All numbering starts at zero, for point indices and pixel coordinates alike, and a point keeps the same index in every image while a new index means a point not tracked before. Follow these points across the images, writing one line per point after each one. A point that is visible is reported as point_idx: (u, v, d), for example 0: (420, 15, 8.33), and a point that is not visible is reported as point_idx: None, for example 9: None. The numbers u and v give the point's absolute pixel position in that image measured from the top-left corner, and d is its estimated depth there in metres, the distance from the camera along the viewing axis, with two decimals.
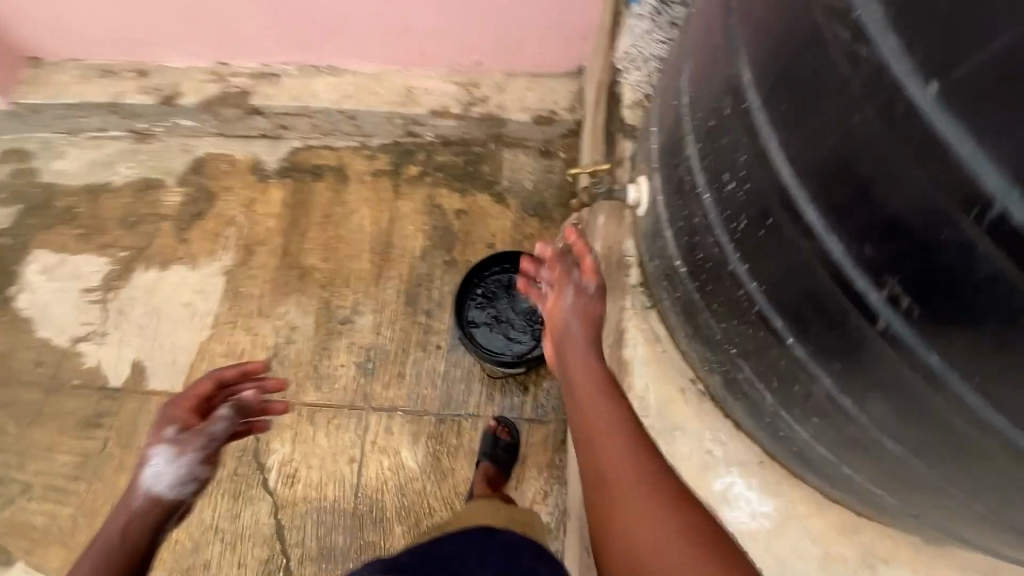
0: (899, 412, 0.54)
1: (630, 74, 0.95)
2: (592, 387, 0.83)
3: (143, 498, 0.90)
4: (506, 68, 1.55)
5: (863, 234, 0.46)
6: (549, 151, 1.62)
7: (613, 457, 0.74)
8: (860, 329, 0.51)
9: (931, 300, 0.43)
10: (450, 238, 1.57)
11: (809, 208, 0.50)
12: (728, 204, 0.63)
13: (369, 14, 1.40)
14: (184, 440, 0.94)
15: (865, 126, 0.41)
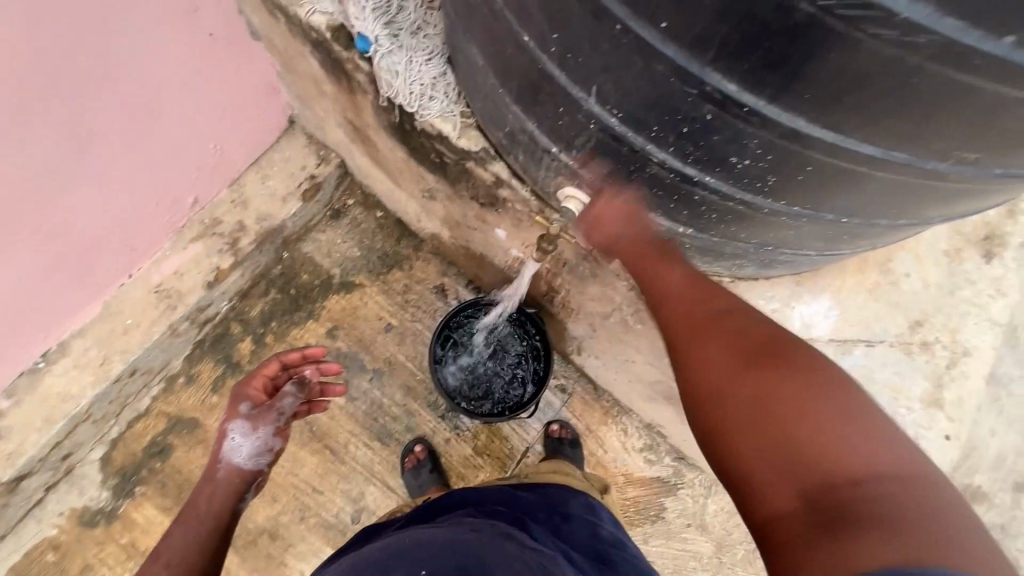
0: (935, 160, 0.43)
1: (430, 106, 0.81)
2: (690, 311, 0.60)
3: (224, 470, 0.89)
4: (223, 180, 1.25)
5: (813, 113, 0.40)
6: (339, 209, 1.42)
7: (763, 389, 0.51)
8: (845, 147, 0.42)
9: (900, 95, 0.36)
10: (350, 360, 1.37)
11: (754, 104, 0.42)
12: (642, 125, 0.51)
13: (34, 275, 0.99)
14: (258, 416, 0.90)
15: (781, 40, 0.36)
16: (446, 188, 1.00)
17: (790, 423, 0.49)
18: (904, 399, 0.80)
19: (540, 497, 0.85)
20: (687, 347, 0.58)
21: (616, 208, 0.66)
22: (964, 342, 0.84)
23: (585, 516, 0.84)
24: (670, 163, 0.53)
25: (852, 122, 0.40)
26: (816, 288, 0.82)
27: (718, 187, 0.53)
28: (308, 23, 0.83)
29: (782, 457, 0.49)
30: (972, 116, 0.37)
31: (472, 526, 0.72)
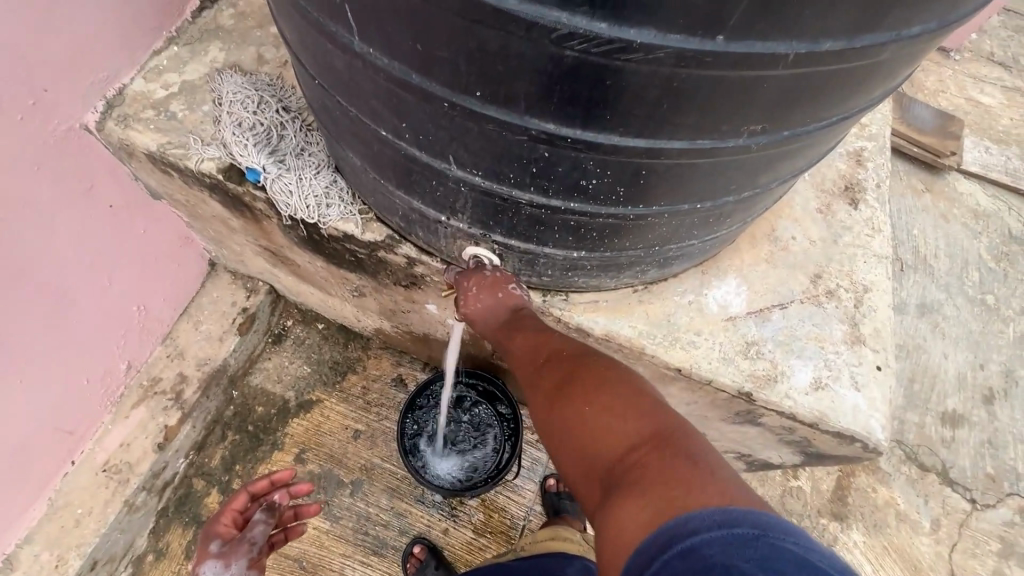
0: (735, 138, 0.51)
1: (329, 213, 0.86)
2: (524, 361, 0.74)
3: None
4: (156, 338, 1.24)
5: (622, 127, 0.48)
6: (282, 331, 1.44)
7: (562, 404, 0.65)
8: (659, 147, 0.50)
9: (675, 96, 0.44)
10: (326, 479, 1.32)
11: (573, 133, 0.49)
12: (500, 175, 0.58)
13: None
14: (228, 551, 0.88)
15: (567, 81, 0.44)
16: (370, 282, 1.05)
17: (589, 430, 0.60)
18: (831, 345, 0.86)
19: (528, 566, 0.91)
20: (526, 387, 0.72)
21: (514, 252, 0.72)
22: (863, 280, 0.92)
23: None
24: (536, 200, 0.60)
25: (654, 125, 0.48)
26: (720, 272, 0.89)
27: (582, 208, 0.60)
28: (198, 172, 0.89)
29: (586, 454, 0.60)
30: (737, 96, 0.45)
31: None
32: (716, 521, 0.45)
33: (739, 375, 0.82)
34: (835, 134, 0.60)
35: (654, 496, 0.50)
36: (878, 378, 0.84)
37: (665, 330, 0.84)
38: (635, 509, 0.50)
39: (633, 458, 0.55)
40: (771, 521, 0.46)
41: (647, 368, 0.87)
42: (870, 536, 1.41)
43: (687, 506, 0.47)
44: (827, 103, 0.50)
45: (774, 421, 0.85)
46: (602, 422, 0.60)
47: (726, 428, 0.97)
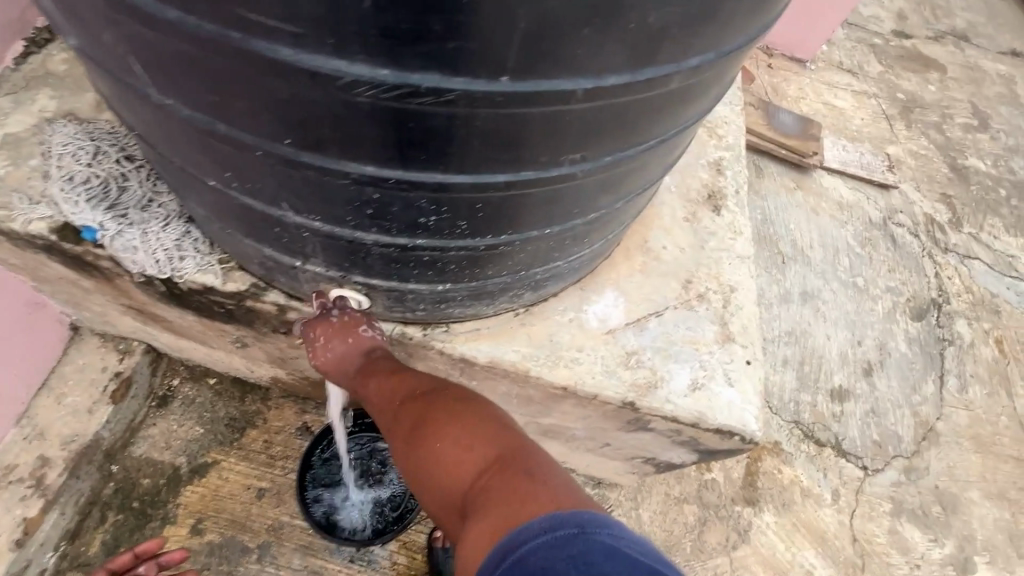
0: (557, 167, 0.52)
1: (185, 265, 0.80)
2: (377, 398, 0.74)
3: None
4: (7, 418, 1.10)
5: (441, 166, 0.48)
6: (167, 392, 1.31)
7: (413, 439, 0.67)
8: (484, 180, 0.51)
9: (481, 133, 0.45)
10: (229, 547, 1.22)
11: (394, 175, 0.48)
12: (338, 219, 0.56)
13: None
14: None
15: (370, 126, 0.43)
16: (249, 332, 0.98)
17: (437, 460, 0.65)
18: (704, 346, 0.90)
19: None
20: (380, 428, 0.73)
21: (379, 290, 0.70)
22: (729, 281, 0.99)
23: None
24: (382, 240, 0.59)
25: (472, 162, 0.48)
26: (598, 287, 0.92)
27: (430, 244, 0.60)
28: (26, 233, 0.80)
29: (438, 484, 0.65)
30: (544, 128, 0.46)
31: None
32: (545, 528, 0.52)
33: (623, 385, 0.85)
34: (663, 153, 0.63)
35: (498, 515, 0.55)
36: (749, 372, 0.90)
37: (548, 350, 0.85)
38: (477, 533, 0.56)
39: (478, 482, 0.61)
40: (591, 518, 0.53)
41: (537, 390, 0.87)
42: (780, 516, 1.49)
43: (522, 521, 0.53)
44: (636, 129, 0.53)
45: (662, 425, 0.88)
46: (447, 453, 0.64)
47: (625, 437, 0.99)
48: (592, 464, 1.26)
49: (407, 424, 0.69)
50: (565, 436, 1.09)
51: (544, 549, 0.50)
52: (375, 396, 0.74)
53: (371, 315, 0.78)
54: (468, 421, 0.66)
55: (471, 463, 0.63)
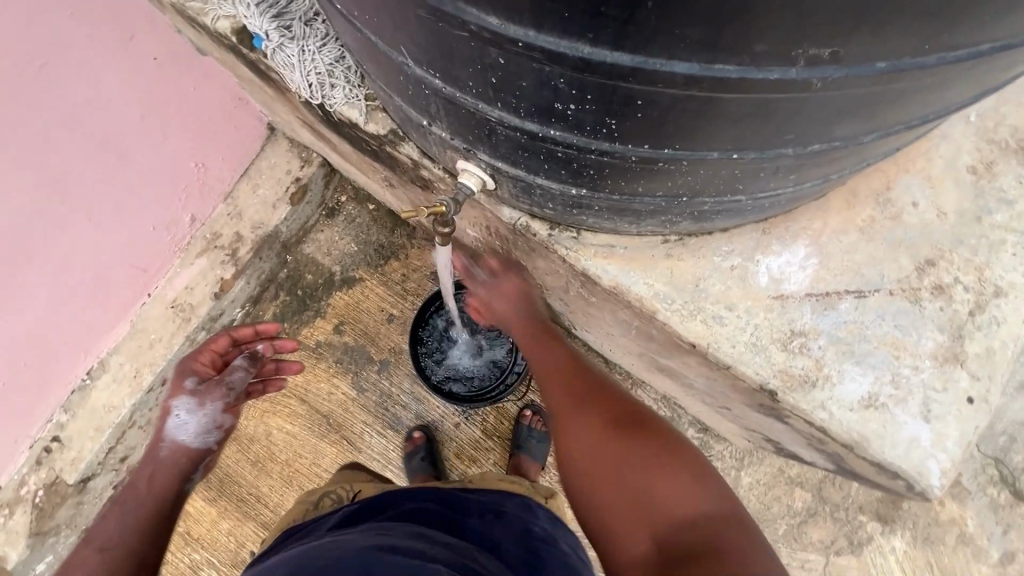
0: (781, 68, 0.32)
1: (334, 95, 0.76)
2: (560, 391, 0.80)
3: (168, 449, 0.89)
4: (217, 195, 1.30)
5: (594, 36, 0.32)
6: (335, 206, 1.45)
7: (635, 461, 0.68)
8: (653, 70, 0.33)
9: None
10: (359, 352, 1.40)
11: (526, 37, 0.34)
12: (459, 83, 0.44)
13: (59, 308, 1.10)
14: (207, 390, 0.94)
15: None
16: (393, 175, 0.97)
17: (636, 482, 0.66)
18: (910, 357, 0.65)
19: (476, 500, 0.89)
20: (569, 432, 0.74)
21: (504, 175, 0.59)
22: (997, 280, 0.67)
23: (519, 513, 0.87)
24: (508, 121, 0.46)
25: (641, 38, 0.31)
26: (788, 235, 0.69)
27: (566, 140, 0.45)
28: (214, 30, 0.81)
29: (633, 503, 0.65)
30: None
31: (381, 532, 0.71)
32: None
33: (770, 366, 0.67)
34: (989, 70, 0.37)
35: (718, 565, 0.54)
36: (964, 413, 0.64)
37: (687, 296, 0.68)
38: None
39: (692, 522, 0.60)
40: None
41: (660, 333, 0.74)
42: (914, 547, 1.24)
43: None
44: (957, 16, 0.29)
45: (802, 427, 0.70)
46: (662, 487, 0.64)
47: (750, 413, 0.83)
48: (704, 414, 1.13)
49: (614, 440, 0.70)
50: (681, 381, 0.96)
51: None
52: (561, 401, 0.79)
53: (497, 197, 0.68)
54: (685, 463, 0.67)
55: (671, 499, 0.63)
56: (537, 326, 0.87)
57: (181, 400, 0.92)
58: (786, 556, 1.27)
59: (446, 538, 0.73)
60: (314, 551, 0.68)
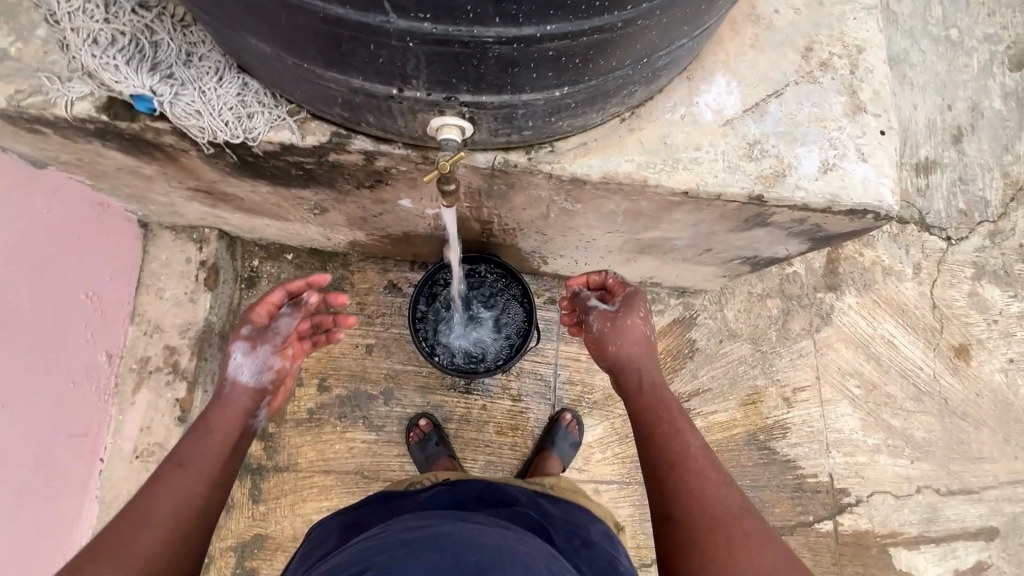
0: None
1: (255, 125, 0.72)
2: (698, 491, 0.76)
3: (227, 390, 0.82)
4: (121, 319, 1.14)
5: None
6: (253, 272, 1.32)
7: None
8: None
9: None
10: (357, 395, 1.33)
11: None
12: (456, 13, 0.45)
13: (13, 519, 0.91)
14: (263, 335, 0.85)
15: None
16: (330, 194, 0.92)
17: None
18: (832, 122, 0.80)
19: (567, 518, 0.88)
20: (697, 532, 0.73)
21: (488, 110, 0.61)
22: (855, 40, 0.84)
23: (604, 543, 0.86)
24: (506, 36, 0.48)
25: None
26: (706, 73, 0.80)
27: (563, 31, 0.49)
28: (75, 118, 0.71)
29: None
30: None
31: (522, 546, 0.68)
32: None
33: (748, 177, 0.78)
34: None
35: None
36: (883, 143, 0.81)
37: (665, 154, 0.77)
38: None
39: None
40: None
41: (651, 201, 0.82)
42: (861, 295, 1.51)
43: None
44: None
45: (786, 217, 0.83)
46: None
47: (735, 238, 0.96)
48: (683, 273, 1.26)
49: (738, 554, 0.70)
50: (665, 249, 1.06)
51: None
52: (705, 499, 0.75)
53: (475, 143, 0.70)
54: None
55: None
56: (665, 399, 0.86)
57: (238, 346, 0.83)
58: (787, 355, 1.48)
59: (562, 561, 0.72)
60: (469, 541, 0.65)
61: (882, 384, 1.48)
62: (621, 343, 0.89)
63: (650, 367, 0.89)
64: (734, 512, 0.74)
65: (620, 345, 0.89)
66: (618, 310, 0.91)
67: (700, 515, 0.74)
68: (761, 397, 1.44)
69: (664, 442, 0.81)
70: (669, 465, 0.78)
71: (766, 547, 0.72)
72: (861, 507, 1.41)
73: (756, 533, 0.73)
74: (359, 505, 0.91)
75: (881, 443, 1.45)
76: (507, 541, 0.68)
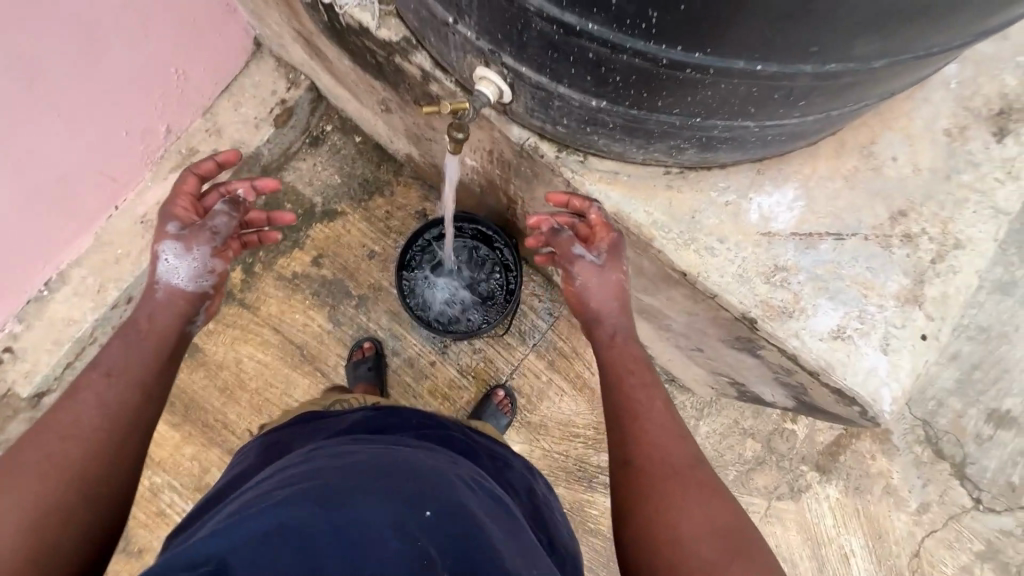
0: None
1: None
2: (654, 440, 0.69)
3: (163, 290, 0.85)
4: (196, 108, 1.25)
5: None
6: (319, 135, 1.41)
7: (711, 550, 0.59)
8: None
9: None
10: (337, 285, 1.39)
11: None
12: None
13: (18, 208, 1.03)
14: (190, 232, 0.87)
15: None
16: (394, 96, 0.95)
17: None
18: (876, 297, 0.71)
19: (490, 448, 0.89)
20: (649, 487, 0.65)
21: (528, 84, 0.60)
22: (958, 233, 0.73)
23: (524, 472, 0.89)
24: (549, 11, 0.47)
25: None
26: (778, 178, 0.73)
27: (604, 36, 0.47)
28: None
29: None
30: None
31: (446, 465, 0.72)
32: None
33: (754, 295, 0.71)
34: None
35: None
36: (918, 348, 0.71)
37: (686, 227, 0.72)
38: None
39: None
40: None
41: (651, 263, 0.77)
42: (846, 494, 1.36)
43: None
44: None
45: (774, 357, 0.76)
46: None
47: (724, 351, 0.89)
48: (674, 360, 1.19)
49: (695, 502, 0.63)
50: (660, 323, 1.00)
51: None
52: (663, 448, 0.68)
53: (513, 113, 0.68)
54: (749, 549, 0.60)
55: None
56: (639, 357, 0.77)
57: (169, 245, 0.86)
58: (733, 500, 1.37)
59: (495, 489, 0.74)
60: (385, 465, 0.66)
61: None
62: (600, 293, 0.79)
63: (625, 315, 0.79)
64: (692, 469, 0.67)
65: (597, 297, 0.79)
66: (603, 265, 0.77)
67: (653, 467, 0.67)
68: None
69: (622, 406, 0.73)
70: (628, 428, 0.70)
71: (734, 514, 0.63)
72: None
73: (723, 501, 0.64)
74: (288, 423, 0.89)
75: None
76: (445, 474, 0.69)
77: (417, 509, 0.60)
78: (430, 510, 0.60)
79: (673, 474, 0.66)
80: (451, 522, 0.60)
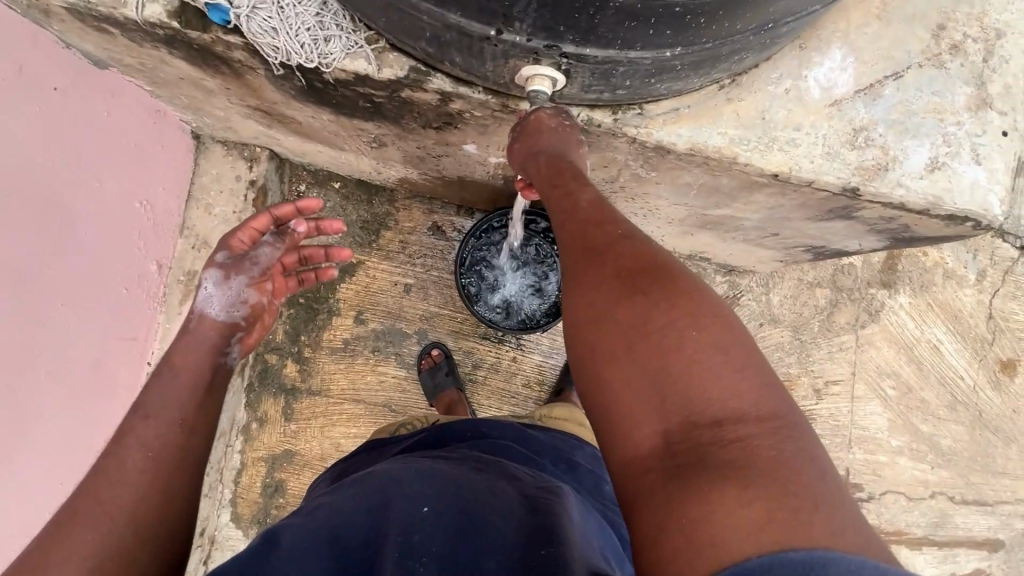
0: None
1: (332, 50, 0.68)
2: (586, 234, 0.58)
3: (196, 317, 0.84)
4: (171, 230, 1.15)
5: None
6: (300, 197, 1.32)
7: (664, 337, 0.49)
8: None
9: None
10: (390, 332, 1.36)
11: None
12: None
13: (71, 411, 0.95)
14: (235, 264, 0.88)
15: None
16: (393, 130, 0.89)
17: (679, 378, 0.47)
18: (951, 116, 0.73)
19: (554, 444, 0.90)
20: (572, 286, 0.56)
21: (587, 63, 0.56)
22: (996, 23, 0.75)
23: (590, 467, 0.88)
24: None
25: None
26: (822, 45, 0.72)
27: None
28: (147, 24, 0.69)
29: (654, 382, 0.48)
30: None
31: (477, 468, 0.73)
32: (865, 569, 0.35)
33: (846, 164, 0.72)
34: None
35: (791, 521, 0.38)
36: (1003, 146, 0.73)
37: (762, 130, 0.71)
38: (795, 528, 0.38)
39: (738, 434, 0.44)
40: None
41: (734, 179, 0.76)
42: (916, 296, 1.45)
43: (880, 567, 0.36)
44: None
45: (874, 213, 0.78)
46: (725, 395, 0.46)
47: (809, 226, 0.91)
48: (738, 254, 1.21)
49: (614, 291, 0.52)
50: (730, 228, 1.00)
51: (830, 566, 0.36)
52: (575, 247, 0.58)
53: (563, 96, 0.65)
54: (724, 341, 0.48)
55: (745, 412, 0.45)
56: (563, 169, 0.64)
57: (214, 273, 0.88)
58: (827, 347, 1.45)
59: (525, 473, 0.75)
60: (382, 480, 0.69)
61: (918, 388, 1.45)
62: (528, 148, 0.67)
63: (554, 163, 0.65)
64: (655, 316, 0.50)
65: (530, 153, 0.67)
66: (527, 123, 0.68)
67: (615, 326, 0.51)
68: (793, 384, 1.43)
69: (592, 254, 0.56)
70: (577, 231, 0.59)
71: (755, 383, 0.47)
72: (873, 504, 1.42)
73: (733, 357, 0.48)
74: (349, 457, 0.94)
75: (905, 445, 1.44)
76: (472, 477, 0.70)
77: (416, 506, 0.64)
78: (428, 506, 0.64)
79: (643, 334, 0.49)
80: (453, 521, 0.63)
